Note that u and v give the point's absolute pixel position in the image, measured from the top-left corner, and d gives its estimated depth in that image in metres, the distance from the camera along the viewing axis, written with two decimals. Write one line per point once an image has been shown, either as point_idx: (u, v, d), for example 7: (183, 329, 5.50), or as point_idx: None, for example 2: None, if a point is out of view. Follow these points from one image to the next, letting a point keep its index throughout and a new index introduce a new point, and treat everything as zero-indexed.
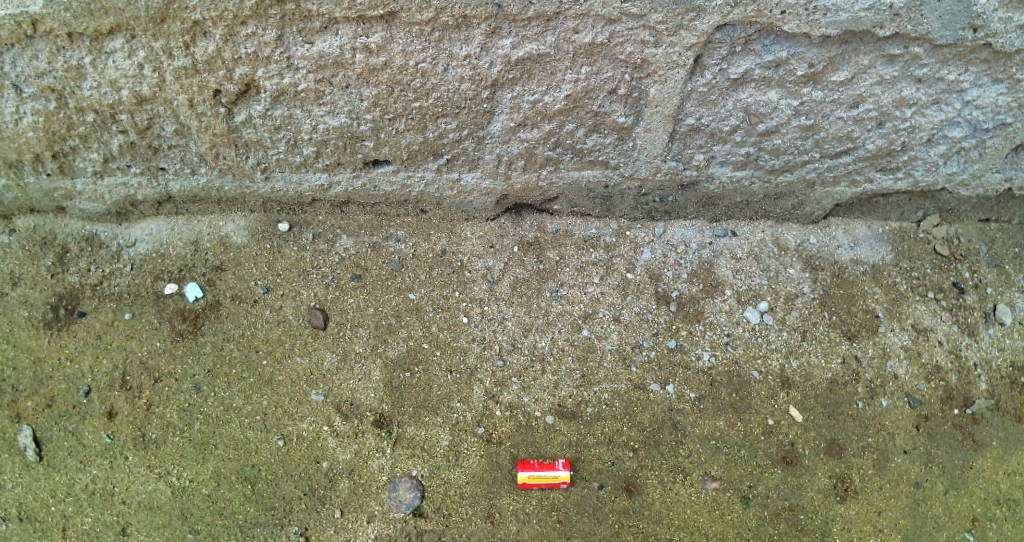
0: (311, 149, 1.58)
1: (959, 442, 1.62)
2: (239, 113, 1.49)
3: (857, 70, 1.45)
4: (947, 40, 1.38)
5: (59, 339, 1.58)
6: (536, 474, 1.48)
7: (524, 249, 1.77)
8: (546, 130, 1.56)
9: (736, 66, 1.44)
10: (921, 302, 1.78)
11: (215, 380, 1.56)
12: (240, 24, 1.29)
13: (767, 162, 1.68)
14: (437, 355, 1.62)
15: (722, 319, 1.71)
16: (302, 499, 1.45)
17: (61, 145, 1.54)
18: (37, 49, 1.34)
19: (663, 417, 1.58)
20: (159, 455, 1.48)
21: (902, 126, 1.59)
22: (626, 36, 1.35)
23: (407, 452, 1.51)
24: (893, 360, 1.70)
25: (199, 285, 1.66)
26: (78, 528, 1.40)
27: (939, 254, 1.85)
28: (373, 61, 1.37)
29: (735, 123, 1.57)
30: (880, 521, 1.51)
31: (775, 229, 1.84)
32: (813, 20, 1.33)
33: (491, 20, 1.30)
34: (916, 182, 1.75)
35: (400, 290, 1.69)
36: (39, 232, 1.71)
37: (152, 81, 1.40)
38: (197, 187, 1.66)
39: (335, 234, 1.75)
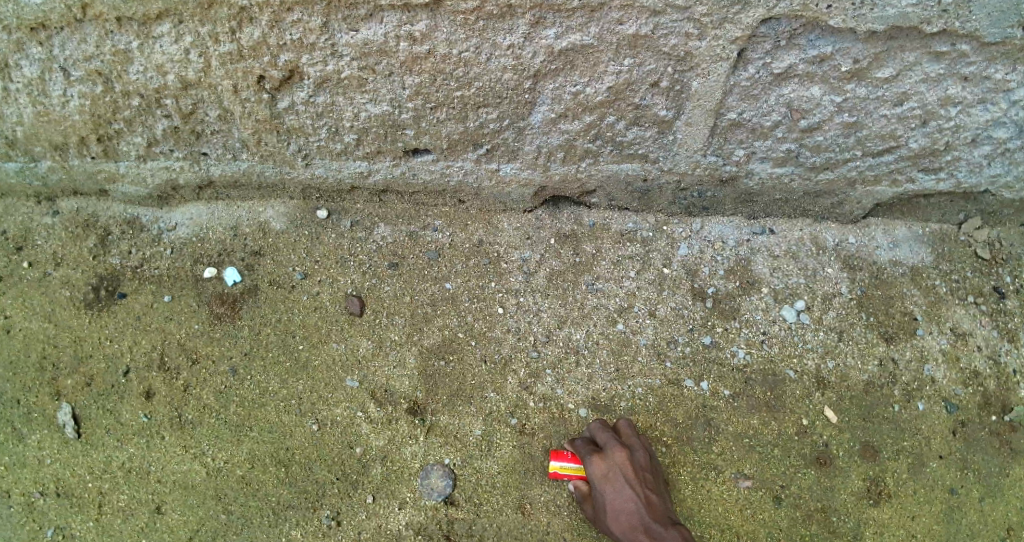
0: (352, 136, 1.59)
1: (996, 449, 1.60)
2: (281, 99, 1.50)
3: (902, 67, 1.43)
4: (995, 38, 1.35)
5: (100, 319, 1.61)
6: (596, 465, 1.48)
7: (561, 242, 1.76)
8: (586, 122, 1.55)
9: (780, 61, 1.42)
10: (961, 306, 1.75)
11: (251, 363, 1.57)
12: (286, 10, 1.30)
13: (808, 159, 1.66)
14: (472, 345, 1.62)
15: (758, 316, 1.69)
16: (334, 483, 1.47)
17: (106, 128, 1.56)
18: (86, 33, 1.35)
19: (696, 413, 1.58)
20: (195, 436, 1.50)
21: (947, 125, 1.56)
22: (670, 28, 1.34)
23: (440, 440, 1.52)
24: (931, 364, 1.67)
25: (238, 270, 1.68)
26: (114, 504, 1.44)
27: (980, 257, 1.81)
28: (416, 50, 1.37)
29: (777, 119, 1.55)
30: (912, 526, 1.51)
31: (813, 228, 1.82)
32: (859, 15, 1.30)
33: (536, 10, 1.29)
34: (959, 183, 1.71)
35: (436, 280, 1.70)
36: (81, 214, 1.73)
37: (197, 66, 1.41)
38: (238, 172, 1.68)
39: (373, 222, 1.76)
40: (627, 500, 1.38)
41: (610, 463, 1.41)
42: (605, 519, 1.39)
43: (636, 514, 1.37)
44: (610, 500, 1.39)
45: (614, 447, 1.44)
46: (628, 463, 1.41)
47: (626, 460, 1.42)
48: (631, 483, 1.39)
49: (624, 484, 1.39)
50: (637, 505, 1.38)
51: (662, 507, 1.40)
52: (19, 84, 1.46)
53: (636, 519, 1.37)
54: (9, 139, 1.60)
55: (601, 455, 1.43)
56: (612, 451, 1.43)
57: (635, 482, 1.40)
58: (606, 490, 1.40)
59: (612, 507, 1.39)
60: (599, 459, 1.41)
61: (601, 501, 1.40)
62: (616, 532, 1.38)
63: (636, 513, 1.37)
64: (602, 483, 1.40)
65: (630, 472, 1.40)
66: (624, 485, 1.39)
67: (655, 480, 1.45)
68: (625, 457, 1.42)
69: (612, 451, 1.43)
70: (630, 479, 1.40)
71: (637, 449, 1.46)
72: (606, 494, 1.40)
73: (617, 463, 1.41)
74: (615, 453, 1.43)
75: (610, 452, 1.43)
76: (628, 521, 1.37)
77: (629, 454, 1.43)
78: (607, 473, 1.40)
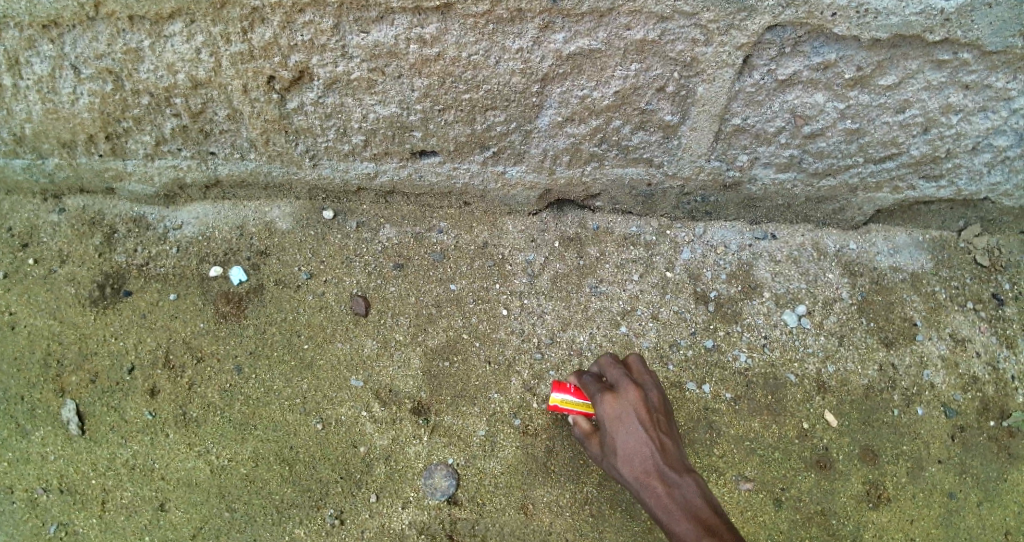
0: (360, 138, 1.61)
1: (994, 454, 1.61)
2: (290, 100, 1.51)
3: (905, 75, 1.44)
4: (996, 47, 1.37)
5: (105, 317, 1.61)
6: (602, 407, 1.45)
7: (565, 245, 1.78)
8: (592, 126, 1.57)
9: (784, 68, 1.43)
10: (960, 312, 1.77)
11: (256, 361, 1.58)
12: (297, 11, 1.31)
13: (811, 165, 1.67)
14: (476, 346, 1.63)
15: (760, 321, 1.70)
16: (338, 482, 1.47)
17: (115, 126, 1.57)
18: (98, 31, 1.36)
19: (698, 415, 1.59)
20: (199, 434, 1.51)
21: (948, 132, 1.57)
22: (677, 34, 1.35)
23: (443, 440, 1.53)
24: (930, 369, 1.69)
25: (243, 269, 1.68)
26: (117, 501, 1.44)
27: (979, 264, 1.83)
28: (426, 52, 1.39)
29: (781, 125, 1.57)
30: (912, 529, 1.52)
31: (814, 234, 1.84)
32: (864, 22, 1.32)
33: (545, 14, 1.31)
34: (959, 190, 1.73)
35: (440, 281, 1.71)
36: (88, 212, 1.74)
37: (208, 65, 1.42)
38: (245, 171, 1.69)
39: (378, 223, 1.78)
40: (638, 442, 1.27)
41: (621, 403, 1.32)
42: (616, 460, 1.30)
43: (649, 458, 1.26)
44: (621, 440, 1.29)
45: (627, 386, 1.35)
46: (642, 403, 1.32)
47: (640, 400, 1.32)
48: (644, 424, 1.29)
49: (637, 425, 1.29)
50: (650, 448, 1.26)
51: (678, 453, 1.28)
52: (29, 81, 1.47)
53: (649, 463, 1.25)
54: (17, 136, 1.60)
55: (613, 393, 1.33)
56: (625, 389, 1.34)
57: (649, 424, 1.30)
58: (616, 428, 1.30)
59: (622, 446, 1.29)
60: (610, 399, 1.32)
61: (610, 441, 1.31)
62: (626, 475, 1.28)
63: (649, 456, 1.26)
64: (612, 423, 1.31)
65: (643, 413, 1.31)
66: (636, 426, 1.29)
67: (672, 426, 1.34)
68: (638, 397, 1.32)
69: (624, 391, 1.33)
70: (643, 421, 1.29)
71: (653, 391, 1.36)
72: (617, 435, 1.30)
73: (630, 402, 1.32)
74: (628, 392, 1.33)
75: (623, 391, 1.34)
76: (640, 464, 1.26)
77: (643, 394, 1.33)
78: (619, 411, 1.31)
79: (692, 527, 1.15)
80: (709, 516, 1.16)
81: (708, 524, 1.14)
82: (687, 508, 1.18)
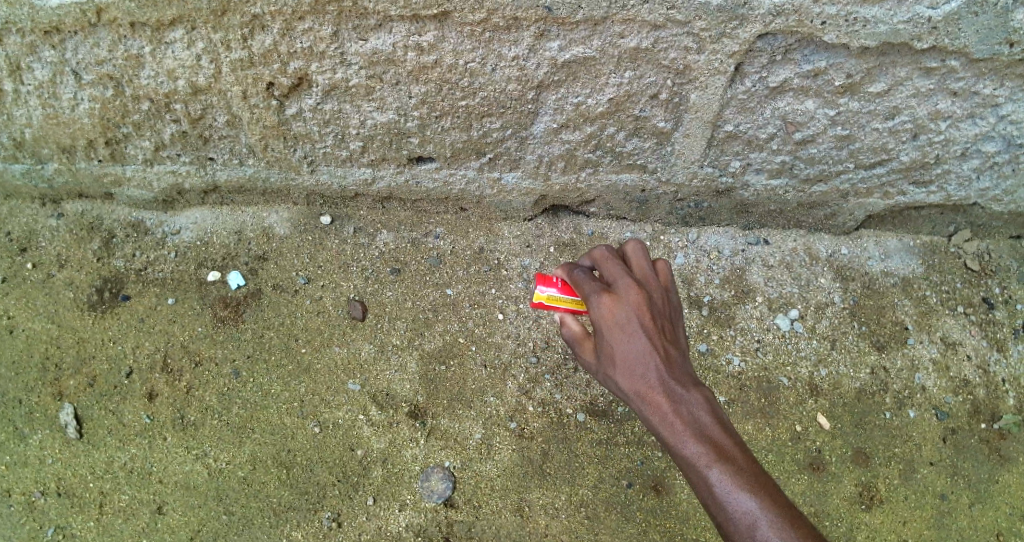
0: (358, 144, 1.63)
1: (986, 456, 1.63)
2: (289, 106, 1.53)
3: (894, 82, 1.47)
4: (983, 54, 1.39)
5: (103, 321, 1.62)
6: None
7: (560, 250, 1.80)
8: (587, 133, 1.59)
9: (776, 75, 1.46)
10: (950, 316, 1.79)
11: (254, 365, 1.59)
12: (297, 19, 1.33)
13: (802, 171, 1.70)
14: (472, 350, 1.65)
15: (752, 325, 1.72)
16: (335, 485, 1.48)
17: (114, 132, 1.59)
18: (99, 37, 1.38)
19: None
20: (197, 437, 1.51)
21: (937, 138, 1.60)
22: (670, 42, 1.37)
23: (440, 443, 1.54)
24: (921, 372, 1.71)
25: (242, 274, 1.70)
26: (115, 504, 1.44)
27: (970, 268, 1.86)
28: (423, 60, 1.41)
29: (772, 131, 1.59)
30: (904, 531, 1.53)
31: (806, 239, 1.86)
32: (853, 31, 1.34)
33: (541, 23, 1.33)
34: (949, 196, 1.76)
35: (437, 286, 1.72)
36: (86, 217, 1.75)
37: (207, 72, 1.44)
38: (244, 177, 1.71)
39: (375, 228, 1.80)
40: (642, 352, 1.00)
41: (618, 301, 1.04)
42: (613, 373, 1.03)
43: (654, 371, 0.98)
44: (618, 347, 1.02)
45: (627, 281, 1.06)
46: (646, 306, 1.03)
47: (641, 294, 1.04)
48: (647, 328, 1.01)
49: (640, 331, 1.01)
50: (654, 359, 0.99)
51: (686, 366, 1.02)
52: (30, 87, 1.48)
53: (652, 376, 0.98)
54: (17, 141, 1.61)
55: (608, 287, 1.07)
56: (624, 285, 1.06)
57: (653, 328, 1.02)
58: (612, 331, 1.02)
59: (620, 356, 1.01)
60: (609, 297, 1.04)
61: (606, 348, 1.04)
62: (625, 391, 1.01)
63: (652, 368, 0.99)
64: (610, 328, 1.03)
65: (648, 318, 1.02)
66: (638, 328, 1.01)
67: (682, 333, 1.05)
68: (639, 293, 1.04)
69: (626, 290, 1.05)
70: (645, 323, 1.01)
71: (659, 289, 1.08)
72: (612, 338, 1.02)
73: (630, 303, 1.03)
74: (626, 288, 1.05)
75: (621, 287, 1.06)
76: (642, 378, 0.99)
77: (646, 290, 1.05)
78: (614, 309, 1.03)
79: (701, 448, 0.91)
80: (720, 435, 0.93)
81: (713, 436, 0.93)
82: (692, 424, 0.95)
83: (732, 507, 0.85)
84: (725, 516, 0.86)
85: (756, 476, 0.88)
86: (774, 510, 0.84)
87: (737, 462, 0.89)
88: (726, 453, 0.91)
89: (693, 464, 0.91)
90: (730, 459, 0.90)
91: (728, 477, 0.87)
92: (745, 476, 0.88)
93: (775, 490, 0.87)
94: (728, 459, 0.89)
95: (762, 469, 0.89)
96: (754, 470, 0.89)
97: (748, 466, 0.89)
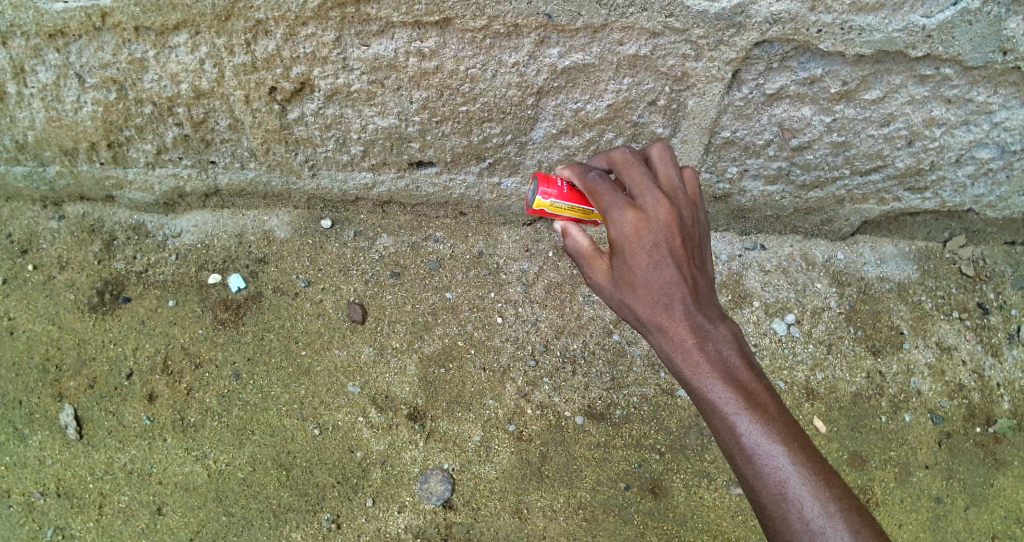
0: (359, 148, 1.64)
1: (981, 459, 1.64)
2: (291, 110, 1.54)
3: (888, 89, 1.49)
4: (977, 62, 1.41)
5: (104, 323, 1.63)
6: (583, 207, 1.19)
7: (558, 254, 1.81)
8: (586, 138, 1.61)
9: (772, 82, 1.48)
10: (945, 321, 1.81)
11: (254, 367, 1.60)
12: (300, 24, 1.35)
13: (798, 177, 1.72)
14: (471, 354, 1.66)
15: (749, 329, 1.74)
16: (334, 486, 1.49)
17: (117, 135, 1.60)
18: (103, 41, 1.39)
19: (690, 422, 1.61)
20: (197, 439, 1.52)
21: (932, 145, 1.62)
22: (668, 49, 1.39)
23: (439, 445, 1.55)
24: (916, 377, 1.72)
25: (242, 276, 1.71)
26: (115, 505, 1.45)
27: (964, 274, 1.88)
28: (425, 65, 1.43)
29: (769, 138, 1.61)
30: (899, 533, 1.54)
31: (803, 244, 1.88)
32: (848, 39, 1.36)
33: (541, 29, 1.35)
34: (943, 202, 1.78)
35: (436, 289, 1.73)
36: (87, 219, 1.76)
37: (210, 76, 1.45)
38: (245, 181, 1.72)
39: (375, 232, 1.81)
40: (668, 281, 0.95)
41: (648, 222, 0.97)
42: (633, 300, 0.98)
43: (680, 303, 0.95)
44: (643, 274, 0.96)
45: (655, 197, 0.99)
46: (675, 227, 0.97)
47: (670, 214, 0.98)
48: (677, 254, 0.96)
49: (669, 258, 0.95)
50: (681, 289, 0.95)
51: (710, 296, 0.99)
52: (33, 89, 1.49)
53: (681, 309, 0.95)
54: (19, 144, 1.62)
55: (632, 203, 0.99)
56: (651, 202, 0.99)
57: (682, 254, 0.97)
58: (639, 256, 0.96)
59: (646, 282, 0.96)
60: (635, 214, 0.97)
61: (627, 271, 0.98)
62: (646, 321, 0.97)
63: (681, 300, 0.95)
64: (635, 250, 0.96)
65: (677, 241, 0.97)
66: (667, 255, 0.96)
67: (704, 257, 1.02)
68: (668, 213, 0.98)
69: (654, 209, 0.98)
70: (676, 248, 0.96)
71: (684, 205, 1.02)
72: (638, 263, 0.96)
73: (661, 225, 0.96)
74: (654, 206, 0.98)
75: (647, 204, 0.98)
76: (667, 309, 0.95)
77: (674, 209, 0.98)
78: (643, 232, 0.96)
79: (729, 391, 0.91)
80: (747, 379, 0.93)
81: (743, 382, 0.92)
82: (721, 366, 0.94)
83: (765, 460, 0.87)
84: (753, 464, 0.87)
85: (786, 427, 0.90)
86: (802, 459, 0.87)
87: (767, 410, 0.90)
88: (757, 401, 0.91)
89: (722, 410, 0.90)
90: (760, 408, 0.90)
91: (758, 425, 0.88)
92: (776, 426, 0.89)
93: (802, 439, 0.89)
94: (758, 407, 0.90)
95: (790, 418, 0.91)
96: (784, 420, 0.90)
97: (779, 415, 0.90)
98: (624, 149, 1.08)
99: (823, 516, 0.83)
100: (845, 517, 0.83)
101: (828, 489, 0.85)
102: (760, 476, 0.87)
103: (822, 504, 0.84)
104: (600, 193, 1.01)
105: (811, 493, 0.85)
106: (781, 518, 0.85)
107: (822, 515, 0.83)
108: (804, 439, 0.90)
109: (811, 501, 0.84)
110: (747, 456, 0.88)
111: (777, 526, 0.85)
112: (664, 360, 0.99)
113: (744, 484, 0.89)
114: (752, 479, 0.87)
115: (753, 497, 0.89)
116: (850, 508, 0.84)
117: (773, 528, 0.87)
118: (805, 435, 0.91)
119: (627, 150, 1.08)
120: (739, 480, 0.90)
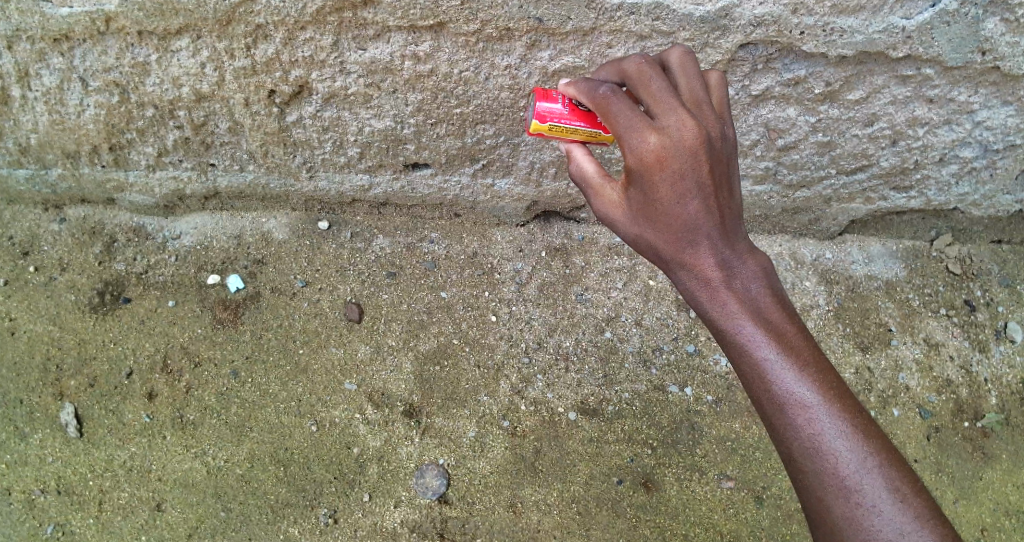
0: (356, 150, 1.68)
1: (969, 453, 1.67)
2: (290, 113, 1.58)
3: (871, 89, 1.53)
4: (957, 62, 1.46)
5: (105, 323, 1.65)
6: (593, 129, 1.15)
7: (551, 254, 1.86)
8: None
9: (758, 83, 1.51)
10: (933, 318, 1.84)
11: (252, 366, 1.63)
12: (299, 29, 1.39)
13: (785, 177, 1.76)
14: (465, 351, 1.68)
15: None
16: (332, 482, 1.51)
17: (118, 137, 1.63)
18: (107, 46, 1.43)
19: (681, 417, 1.64)
20: (196, 436, 1.54)
21: (915, 144, 1.66)
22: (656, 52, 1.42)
23: (434, 441, 1.57)
24: (905, 372, 1.75)
25: (241, 277, 1.74)
26: (115, 502, 1.46)
27: (952, 272, 1.92)
28: (419, 69, 1.47)
29: (756, 138, 1.64)
30: None
31: (792, 243, 1.92)
32: (830, 40, 1.40)
33: (532, 33, 1.39)
34: (929, 201, 1.82)
35: (433, 289, 1.76)
36: (88, 222, 1.79)
37: (211, 79, 1.49)
38: (243, 183, 1.76)
39: (372, 233, 1.84)
40: (695, 216, 0.94)
41: (673, 147, 0.91)
42: (655, 235, 0.97)
43: (706, 239, 0.95)
44: (665, 206, 0.94)
45: (678, 116, 0.93)
46: (703, 151, 0.92)
47: (696, 134, 0.92)
48: (703, 184, 0.93)
49: (694, 190, 0.93)
50: (707, 224, 0.94)
51: (738, 228, 0.97)
52: (37, 93, 1.53)
53: (707, 245, 0.95)
54: (22, 147, 1.65)
55: (652, 124, 0.93)
56: (675, 122, 0.93)
57: (708, 181, 0.93)
58: (662, 188, 0.93)
59: (669, 216, 0.95)
60: (656, 137, 0.92)
61: (648, 203, 0.96)
62: (669, 258, 0.97)
63: (707, 236, 0.95)
64: (660, 180, 0.93)
65: (704, 168, 0.92)
66: (692, 185, 0.93)
67: (731, 179, 0.98)
68: (694, 133, 0.92)
69: (678, 129, 0.92)
70: (700, 176, 0.92)
71: (710, 121, 0.95)
72: (659, 194, 0.94)
73: (686, 148, 0.91)
74: (678, 127, 0.92)
75: (670, 124, 0.93)
76: (692, 245, 0.95)
77: (700, 128, 0.92)
78: (666, 160, 0.92)
79: (760, 332, 0.91)
80: (778, 320, 0.93)
81: (775, 324, 0.92)
82: (750, 306, 0.93)
83: (799, 409, 0.87)
84: (786, 414, 0.88)
85: (820, 373, 0.90)
86: (838, 408, 0.87)
87: (801, 354, 0.90)
88: (790, 346, 0.91)
89: (754, 354, 0.90)
90: (794, 353, 0.90)
91: (793, 372, 0.89)
92: (810, 372, 0.89)
93: (838, 387, 0.90)
94: (791, 351, 0.90)
95: (824, 361, 0.91)
96: (819, 366, 0.90)
97: (813, 360, 0.91)
98: (640, 63, 1.01)
99: (860, 471, 0.84)
100: (883, 473, 0.84)
101: (866, 443, 0.86)
102: (792, 427, 0.87)
103: (859, 459, 0.85)
104: (615, 116, 0.96)
105: (847, 445, 0.85)
106: (815, 472, 0.86)
107: (860, 471, 0.84)
108: (839, 385, 0.91)
109: (847, 455, 0.85)
110: (780, 406, 0.89)
111: (809, 479, 0.86)
112: (689, 298, 0.98)
113: (773, 431, 0.90)
114: (784, 429, 0.88)
115: (782, 445, 0.90)
116: (888, 463, 0.85)
117: (801, 478, 0.88)
118: (841, 381, 0.91)
119: (643, 63, 1.01)
120: (770, 429, 0.91)
